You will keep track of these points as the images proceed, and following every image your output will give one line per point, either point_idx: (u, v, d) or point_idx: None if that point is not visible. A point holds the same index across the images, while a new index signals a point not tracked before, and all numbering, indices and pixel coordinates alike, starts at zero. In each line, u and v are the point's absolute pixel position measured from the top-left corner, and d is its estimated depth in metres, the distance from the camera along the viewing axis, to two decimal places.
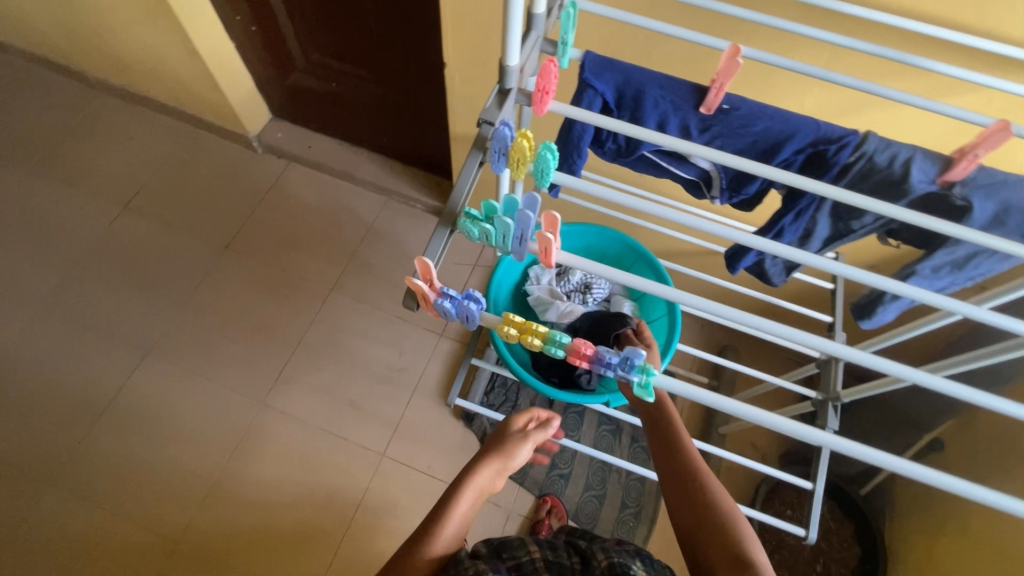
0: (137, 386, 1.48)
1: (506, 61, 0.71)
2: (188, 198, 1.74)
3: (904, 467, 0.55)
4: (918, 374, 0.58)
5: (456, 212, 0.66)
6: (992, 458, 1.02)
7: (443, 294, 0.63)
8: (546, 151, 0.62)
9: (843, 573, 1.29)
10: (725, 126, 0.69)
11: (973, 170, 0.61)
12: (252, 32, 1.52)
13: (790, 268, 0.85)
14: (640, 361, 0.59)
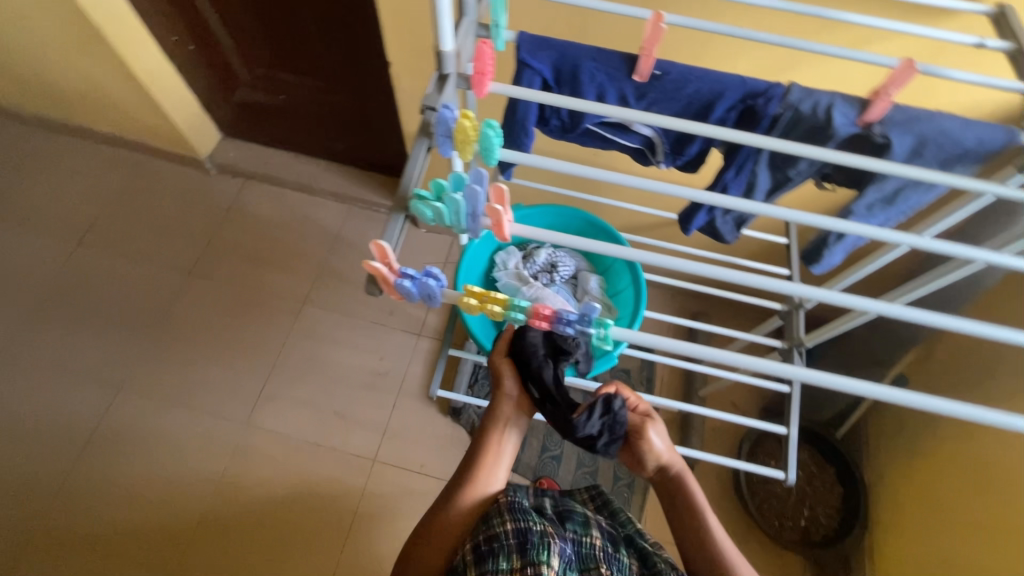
0: (117, 421, 1.47)
1: (440, 46, 0.55)
2: (146, 227, 1.72)
3: (885, 391, 0.59)
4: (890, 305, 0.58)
5: (408, 195, 0.51)
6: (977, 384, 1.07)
7: (401, 273, 0.45)
8: (488, 128, 0.49)
9: (829, 513, 1.35)
10: (659, 92, 0.62)
11: (889, 107, 0.57)
12: (191, 53, 1.51)
13: (744, 222, 0.78)
14: (597, 315, 0.46)
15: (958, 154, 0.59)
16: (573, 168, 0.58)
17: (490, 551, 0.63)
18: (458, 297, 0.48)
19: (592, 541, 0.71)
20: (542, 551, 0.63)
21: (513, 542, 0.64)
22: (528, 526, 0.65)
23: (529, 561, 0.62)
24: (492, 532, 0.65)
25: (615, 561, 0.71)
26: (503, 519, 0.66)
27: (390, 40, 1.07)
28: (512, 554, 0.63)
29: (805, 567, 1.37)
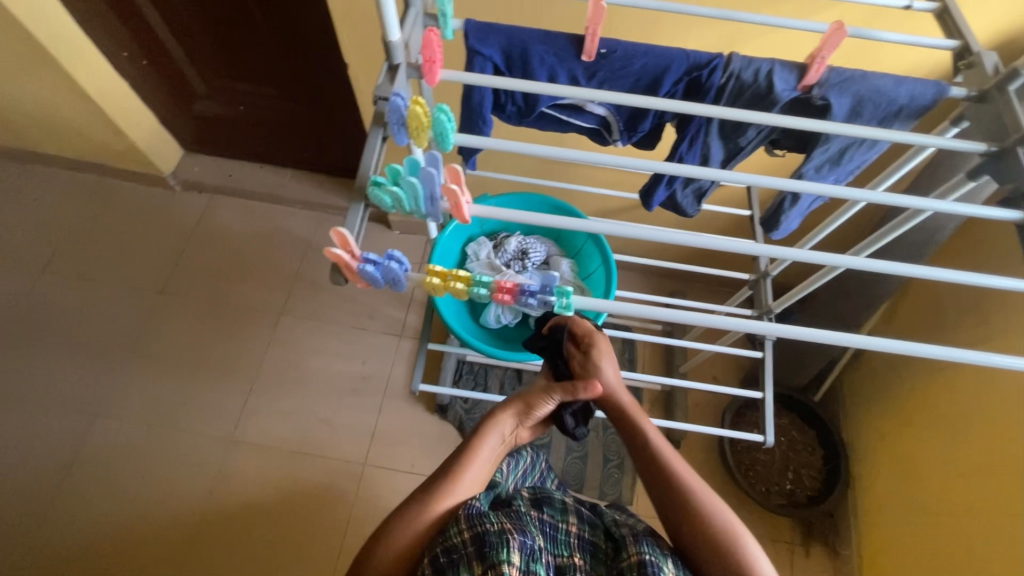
0: (96, 449, 1.44)
1: (388, 36, 0.55)
2: (112, 249, 1.68)
3: (845, 338, 0.60)
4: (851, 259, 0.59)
5: (367, 182, 0.51)
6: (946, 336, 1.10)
7: (363, 258, 0.46)
8: (441, 113, 0.50)
9: (814, 475, 1.39)
10: (608, 71, 0.63)
11: (824, 72, 0.60)
12: (145, 67, 1.48)
13: (702, 194, 0.80)
14: (558, 284, 0.48)
15: (894, 112, 0.62)
16: (528, 150, 0.59)
17: (449, 563, 0.60)
18: (422, 279, 0.49)
19: (568, 527, 0.72)
20: (500, 553, 0.59)
21: (472, 550, 0.60)
22: (484, 529, 0.61)
23: (489, 565, 0.58)
24: (449, 544, 0.61)
25: (589, 544, 0.72)
26: (461, 530, 0.62)
27: (347, 41, 1.07)
28: (471, 563, 0.59)
29: (794, 529, 1.41)
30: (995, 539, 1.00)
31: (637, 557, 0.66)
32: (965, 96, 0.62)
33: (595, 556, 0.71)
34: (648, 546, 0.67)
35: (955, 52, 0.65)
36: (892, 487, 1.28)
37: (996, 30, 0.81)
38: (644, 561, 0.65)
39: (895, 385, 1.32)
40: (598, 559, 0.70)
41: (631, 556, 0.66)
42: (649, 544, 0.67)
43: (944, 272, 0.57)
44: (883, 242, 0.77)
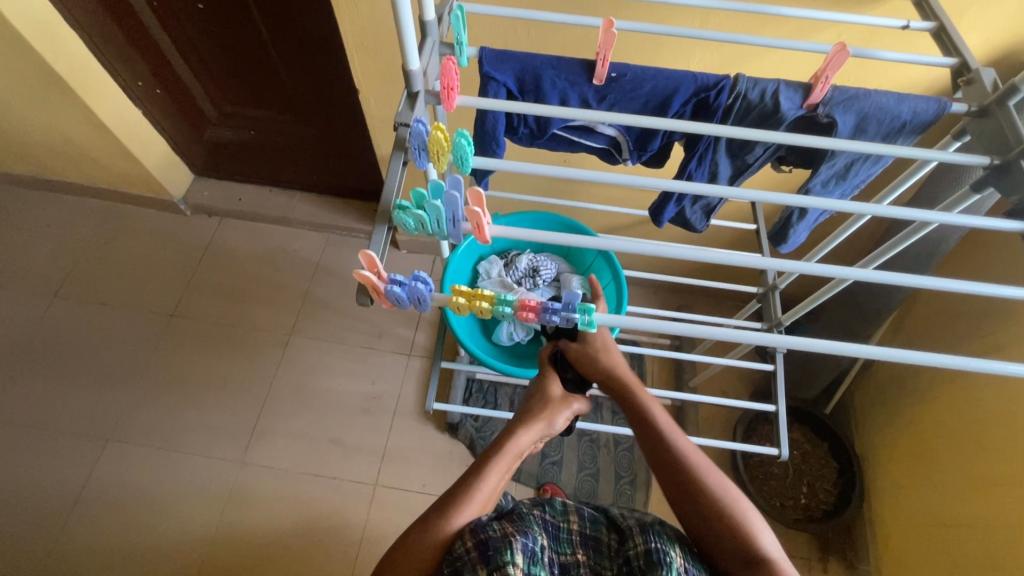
0: (107, 473, 1.44)
1: (408, 65, 0.57)
2: (123, 274, 1.70)
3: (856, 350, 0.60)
4: (861, 270, 0.60)
5: (389, 207, 0.53)
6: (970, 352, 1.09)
7: (389, 279, 0.47)
8: (461, 138, 0.52)
9: (828, 488, 1.38)
10: (618, 93, 0.65)
11: (829, 90, 0.62)
12: (159, 95, 1.52)
13: (711, 210, 0.82)
14: (580, 301, 0.48)
15: (897, 127, 0.64)
16: (543, 171, 0.60)
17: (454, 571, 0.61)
18: (446, 298, 0.49)
19: (570, 526, 0.72)
20: (503, 556, 0.60)
21: (475, 556, 0.61)
22: (487, 537, 0.63)
23: (494, 568, 0.59)
24: (453, 556, 0.62)
25: (592, 541, 0.71)
26: (465, 542, 0.63)
27: (359, 67, 1.10)
28: (476, 568, 0.60)
29: (810, 544, 1.39)
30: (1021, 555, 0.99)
31: (643, 546, 0.67)
32: (966, 112, 0.63)
33: (598, 553, 0.70)
34: (655, 535, 0.68)
35: (954, 69, 0.67)
36: (908, 500, 1.27)
37: (990, 47, 0.84)
38: (652, 551, 0.66)
39: (905, 396, 1.32)
40: (601, 555, 0.70)
41: (637, 546, 0.67)
42: (655, 532, 0.69)
43: (952, 283, 0.58)
44: (892, 252, 0.78)
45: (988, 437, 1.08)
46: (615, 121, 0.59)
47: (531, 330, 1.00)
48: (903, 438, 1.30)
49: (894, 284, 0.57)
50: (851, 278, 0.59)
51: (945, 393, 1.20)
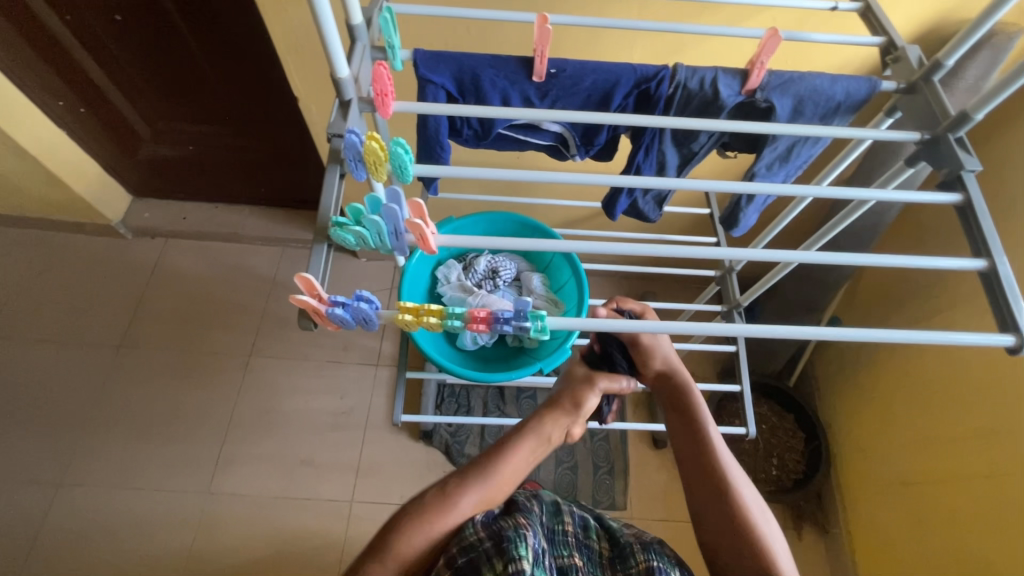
0: (61, 519, 1.35)
1: (336, 73, 0.54)
2: (62, 307, 1.60)
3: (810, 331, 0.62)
4: (807, 253, 0.60)
5: (327, 223, 0.50)
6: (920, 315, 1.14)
7: (330, 301, 0.44)
8: (397, 146, 0.49)
9: (796, 458, 1.43)
10: (560, 89, 0.64)
11: (765, 75, 0.62)
12: (84, 115, 1.41)
13: (663, 199, 0.82)
14: (531, 308, 0.47)
15: (832, 108, 0.65)
16: (487, 174, 0.58)
17: (469, 562, 0.61)
18: (393, 315, 0.47)
19: (564, 527, 0.76)
20: (519, 549, 0.62)
21: (490, 546, 0.62)
22: (500, 527, 0.65)
23: (510, 560, 0.61)
24: (466, 544, 0.62)
25: (585, 546, 0.75)
26: (477, 533, 0.64)
27: (295, 74, 1.05)
28: (492, 559, 0.61)
29: (784, 514, 1.44)
30: (982, 507, 1.04)
31: (644, 563, 0.70)
32: (895, 89, 0.65)
33: (591, 558, 0.74)
34: (657, 555, 0.71)
35: (880, 48, 0.68)
36: (871, 462, 1.32)
37: (915, 24, 0.87)
38: (652, 567, 0.69)
39: (862, 364, 1.37)
40: (594, 562, 0.74)
41: (638, 563, 0.70)
42: (657, 552, 0.71)
43: (893, 260, 0.59)
44: (837, 230, 0.79)
45: (942, 394, 1.14)
46: (559, 119, 0.58)
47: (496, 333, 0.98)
48: (862, 404, 1.35)
49: (839, 263, 0.58)
50: (799, 260, 0.60)
51: (899, 358, 1.25)
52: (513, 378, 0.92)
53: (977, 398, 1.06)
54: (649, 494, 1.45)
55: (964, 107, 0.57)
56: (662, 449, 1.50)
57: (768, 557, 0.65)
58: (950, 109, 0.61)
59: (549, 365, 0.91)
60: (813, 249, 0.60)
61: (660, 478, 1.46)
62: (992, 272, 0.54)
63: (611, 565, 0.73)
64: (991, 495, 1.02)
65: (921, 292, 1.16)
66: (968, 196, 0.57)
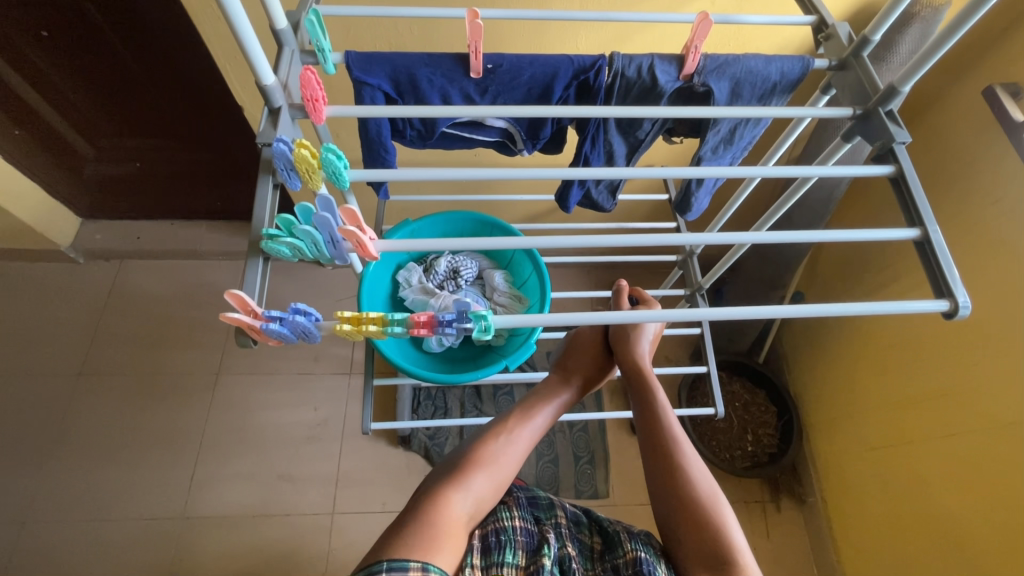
0: (27, 559, 1.30)
1: (262, 80, 0.52)
2: (14, 339, 1.53)
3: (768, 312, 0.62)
4: (760, 234, 0.60)
5: (261, 235, 0.49)
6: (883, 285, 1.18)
7: (266, 318, 0.43)
8: (328, 153, 0.48)
9: (770, 433, 1.46)
10: (499, 84, 0.63)
11: (701, 60, 0.63)
12: (20, 137, 1.34)
13: (615, 188, 0.82)
14: (474, 308, 0.46)
15: (769, 88, 0.66)
16: (429, 174, 0.56)
17: (499, 543, 0.67)
18: (332, 326, 0.46)
19: (557, 520, 0.76)
20: (544, 547, 0.68)
21: (519, 539, 0.69)
22: (529, 528, 0.72)
23: (535, 557, 0.67)
24: (501, 527, 0.70)
25: (577, 540, 0.75)
26: (512, 521, 0.71)
27: (237, 82, 1.02)
28: (517, 550, 0.67)
29: (762, 488, 1.48)
30: (947, 464, 1.08)
31: (631, 554, 0.69)
32: (828, 66, 0.66)
33: (582, 550, 0.74)
34: (643, 545, 0.71)
35: (813, 26, 0.69)
36: (839, 430, 1.36)
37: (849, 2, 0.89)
38: (639, 559, 0.68)
39: (825, 336, 1.41)
40: (585, 556, 0.73)
41: (626, 555, 0.69)
42: (643, 543, 0.71)
43: (835, 234, 0.60)
44: (786, 208, 0.80)
45: (903, 359, 1.17)
46: (498, 114, 0.57)
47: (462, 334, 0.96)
48: (829, 374, 1.39)
49: (792, 242, 0.59)
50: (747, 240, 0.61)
51: (860, 327, 1.29)
52: (481, 376, 0.91)
53: (937, 359, 1.09)
54: (630, 480, 1.46)
55: (892, 81, 0.58)
56: None
57: (710, 525, 0.68)
58: (880, 84, 0.62)
59: (514, 361, 0.91)
60: (765, 230, 0.61)
61: (641, 463, 1.48)
62: (925, 240, 0.56)
63: (601, 560, 0.73)
64: (961, 447, 1.05)
65: (881, 261, 1.20)
66: (900, 167, 0.59)
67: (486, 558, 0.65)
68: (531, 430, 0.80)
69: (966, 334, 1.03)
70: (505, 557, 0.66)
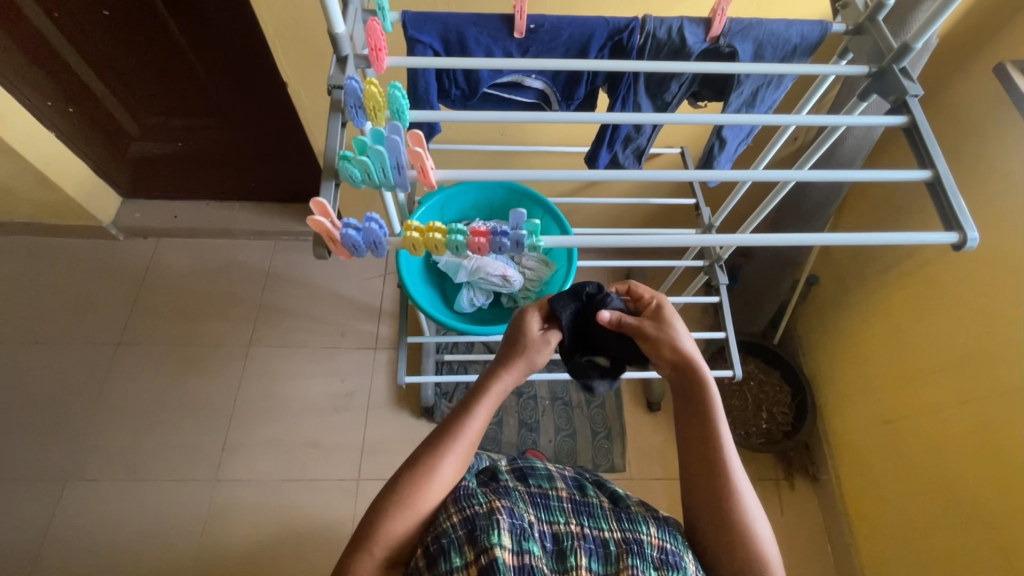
0: (69, 515, 1.37)
1: (333, 29, 0.58)
2: (58, 309, 1.61)
3: (768, 240, 0.71)
4: (802, 173, 0.72)
5: (335, 161, 0.55)
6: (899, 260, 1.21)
7: (342, 225, 0.49)
8: (395, 90, 0.53)
9: (785, 410, 1.49)
10: (539, 44, 0.69)
11: (726, 22, 0.68)
12: (72, 115, 1.43)
13: (641, 152, 0.87)
14: (526, 220, 0.51)
15: (790, 51, 0.71)
16: (474, 117, 0.63)
17: (442, 547, 0.62)
18: (401, 239, 0.52)
19: (557, 493, 0.73)
20: (491, 536, 0.61)
21: (462, 533, 0.63)
22: (473, 512, 0.64)
23: (481, 550, 0.61)
24: (439, 531, 0.64)
25: (583, 507, 0.72)
26: (451, 518, 0.65)
27: (285, 60, 1.09)
28: (464, 547, 0.62)
29: (776, 466, 1.51)
30: (962, 435, 1.10)
31: (655, 539, 0.68)
32: (845, 31, 0.71)
33: (592, 515, 0.70)
34: (670, 534, 0.70)
35: None
36: (853, 407, 1.39)
37: None
38: (665, 549, 0.67)
39: (838, 315, 1.44)
40: (595, 517, 0.70)
41: (650, 536, 0.68)
42: (669, 532, 0.70)
43: (834, 176, 0.68)
44: (814, 158, 0.84)
45: (916, 334, 1.21)
46: (540, 66, 0.63)
47: (491, 294, 1.03)
48: (842, 350, 1.43)
49: (828, 178, 0.68)
50: (748, 179, 0.71)
51: (874, 305, 1.32)
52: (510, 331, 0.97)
53: (950, 331, 1.12)
54: (646, 455, 1.50)
55: (905, 39, 0.62)
56: (656, 412, 1.55)
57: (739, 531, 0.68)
58: (894, 44, 0.66)
59: None
60: (771, 170, 0.71)
61: (657, 439, 1.52)
62: (936, 180, 0.61)
63: (616, 520, 0.70)
64: (974, 417, 1.08)
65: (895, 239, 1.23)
66: (913, 117, 0.64)
67: (434, 570, 0.61)
68: (463, 449, 0.70)
69: (976, 304, 1.07)
70: (452, 563, 0.61)
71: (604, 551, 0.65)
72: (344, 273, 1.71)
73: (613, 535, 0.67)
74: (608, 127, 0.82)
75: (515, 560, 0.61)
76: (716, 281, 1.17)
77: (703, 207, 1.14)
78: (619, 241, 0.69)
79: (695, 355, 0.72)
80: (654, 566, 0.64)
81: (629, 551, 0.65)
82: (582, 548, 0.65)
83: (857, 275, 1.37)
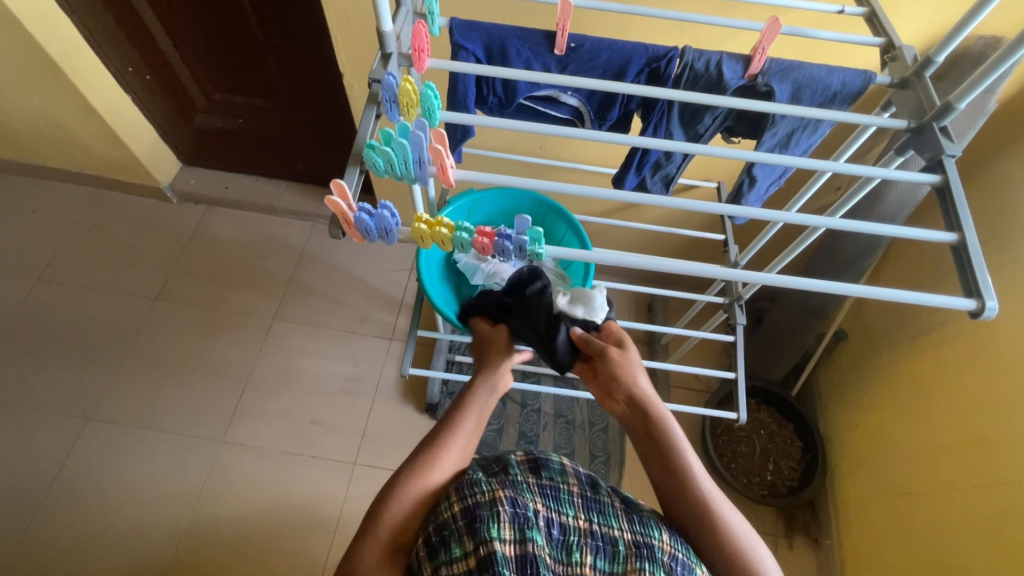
0: (84, 452, 1.45)
1: (382, 27, 0.62)
2: (107, 259, 1.71)
3: (785, 282, 0.70)
4: (834, 218, 0.70)
5: (363, 149, 0.59)
6: (943, 327, 1.16)
7: (358, 209, 0.53)
8: (428, 90, 0.56)
9: (793, 466, 1.44)
10: (578, 63, 0.71)
11: (766, 61, 0.68)
12: (148, 82, 1.54)
13: (670, 181, 0.88)
14: (530, 227, 0.54)
15: (829, 97, 0.71)
16: (505, 125, 0.64)
17: (442, 539, 0.58)
18: (410, 230, 0.56)
19: (569, 488, 0.66)
20: (490, 528, 0.57)
21: (463, 525, 0.58)
22: (474, 502, 0.59)
23: (481, 541, 0.56)
24: (440, 521, 0.59)
25: (594, 504, 0.65)
26: (453, 508, 0.60)
27: (342, 52, 1.14)
28: (463, 538, 0.57)
29: (777, 521, 1.45)
30: (989, 519, 1.01)
31: (667, 546, 0.61)
32: (889, 83, 0.70)
33: (602, 513, 0.64)
34: (681, 544, 0.63)
35: (881, 48, 0.73)
36: (867, 473, 1.33)
37: (923, 36, 0.89)
38: (676, 556, 0.60)
39: (863, 374, 1.39)
40: (605, 515, 0.64)
41: (661, 542, 0.61)
42: (681, 541, 0.63)
43: (868, 226, 0.66)
44: (850, 204, 0.82)
45: (940, 406, 1.15)
46: (575, 84, 0.65)
47: None
48: (861, 413, 1.37)
49: (862, 231, 0.66)
50: (777, 221, 0.70)
51: (899, 367, 1.27)
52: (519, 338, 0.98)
53: (977, 408, 1.07)
54: (642, 489, 1.47)
55: (948, 98, 0.61)
56: None
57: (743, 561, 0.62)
58: (938, 102, 0.65)
59: None
60: (800, 213, 0.70)
61: None
62: (962, 244, 0.59)
63: (628, 520, 0.64)
64: (996, 502, 1.00)
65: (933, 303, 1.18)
66: (946, 177, 0.62)
67: (432, 561, 0.57)
68: (463, 433, 0.69)
69: (1004, 378, 1.02)
70: (451, 555, 0.57)
71: (612, 550, 0.60)
72: (372, 263, 1.76)
73: (623, 535, 0.62)
74: (636, 151, 0.82)
75: (514, 550, 0.56)
76: (734, 320, 1.15)
77: (731, 245, 1.12)
78: (644, 263, 0.69)
79: (650, 393, 0.72)
80: (664, 571, 0.58)
81: (639, 554, 0.59)
82: (588, 545, 0.60)
83: (887, 336, 1.32)
